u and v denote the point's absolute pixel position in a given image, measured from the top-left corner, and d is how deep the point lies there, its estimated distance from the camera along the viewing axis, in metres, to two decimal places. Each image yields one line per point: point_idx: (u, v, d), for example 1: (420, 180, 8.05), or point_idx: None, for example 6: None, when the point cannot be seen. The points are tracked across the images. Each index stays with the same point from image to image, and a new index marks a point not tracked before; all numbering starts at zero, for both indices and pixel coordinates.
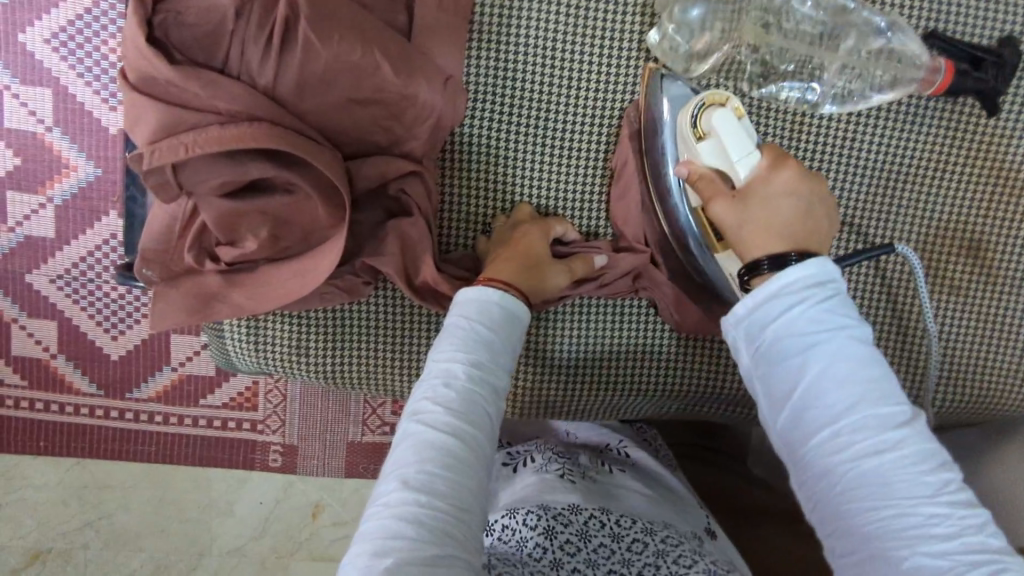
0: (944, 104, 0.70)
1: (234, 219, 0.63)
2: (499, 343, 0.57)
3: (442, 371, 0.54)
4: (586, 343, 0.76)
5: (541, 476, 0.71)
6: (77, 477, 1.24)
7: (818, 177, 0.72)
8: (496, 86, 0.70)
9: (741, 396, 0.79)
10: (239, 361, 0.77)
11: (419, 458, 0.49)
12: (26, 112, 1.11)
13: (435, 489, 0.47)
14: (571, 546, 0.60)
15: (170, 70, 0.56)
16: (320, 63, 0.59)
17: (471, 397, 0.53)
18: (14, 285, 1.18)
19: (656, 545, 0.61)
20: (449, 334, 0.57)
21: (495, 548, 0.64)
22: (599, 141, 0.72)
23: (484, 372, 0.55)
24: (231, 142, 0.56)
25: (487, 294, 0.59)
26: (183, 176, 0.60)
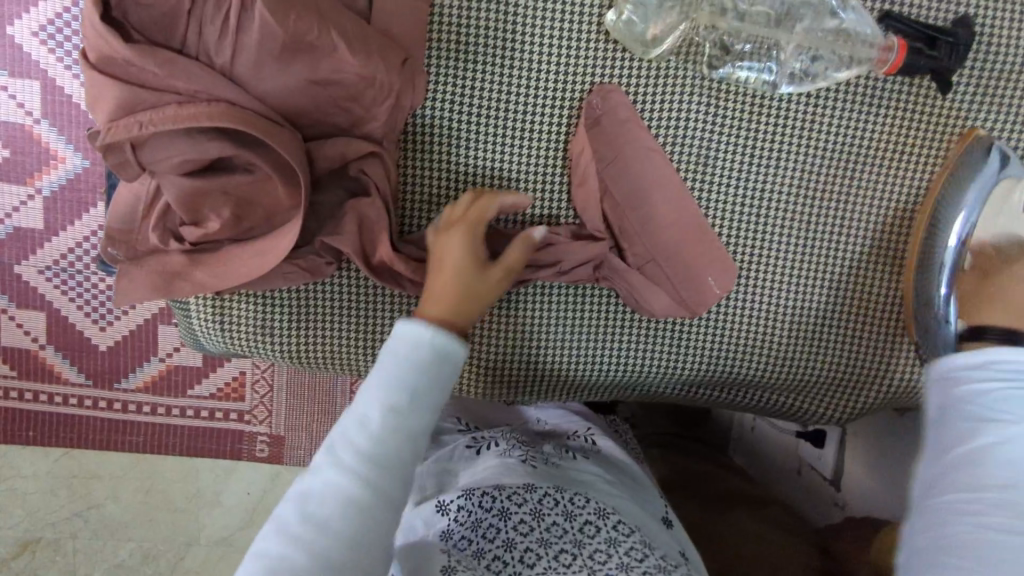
0: (900, 83, 0.71)
1: (197, 199, 0.63)
2: (424, 380, 0.61)
3: (360, 421, 0.58)
4: (546, 327, 0.78)
5: (502, 460, 0.71)
6: (67, 467, 1.25)
7: (776, 158, 0.73)
8: (457, 67, 0.71)
9: (701, 379, 0.80)
10: (206, 338, 0.77)
11: (319, 505, 0.54)
12: (13, 104, 1.12)
13: (329, 548, 0.53)
14: (526, 527, 0.62)
15: (128, 51, 0.57)
16: (277, 43, 0.60)
17: (382, 446, 0.57)
18: (1, 277, 1.19)
19: (606, 530, 0.62)
20: (378, 374, 0.60)
21: (450, 534, 0.63)
22: (561, 119, 0.73)
23: (395, 423, 0.58)
24: (188, 121, 0.58)
25: (417, 333, 0.62)
26: (142, 155, 0.60)
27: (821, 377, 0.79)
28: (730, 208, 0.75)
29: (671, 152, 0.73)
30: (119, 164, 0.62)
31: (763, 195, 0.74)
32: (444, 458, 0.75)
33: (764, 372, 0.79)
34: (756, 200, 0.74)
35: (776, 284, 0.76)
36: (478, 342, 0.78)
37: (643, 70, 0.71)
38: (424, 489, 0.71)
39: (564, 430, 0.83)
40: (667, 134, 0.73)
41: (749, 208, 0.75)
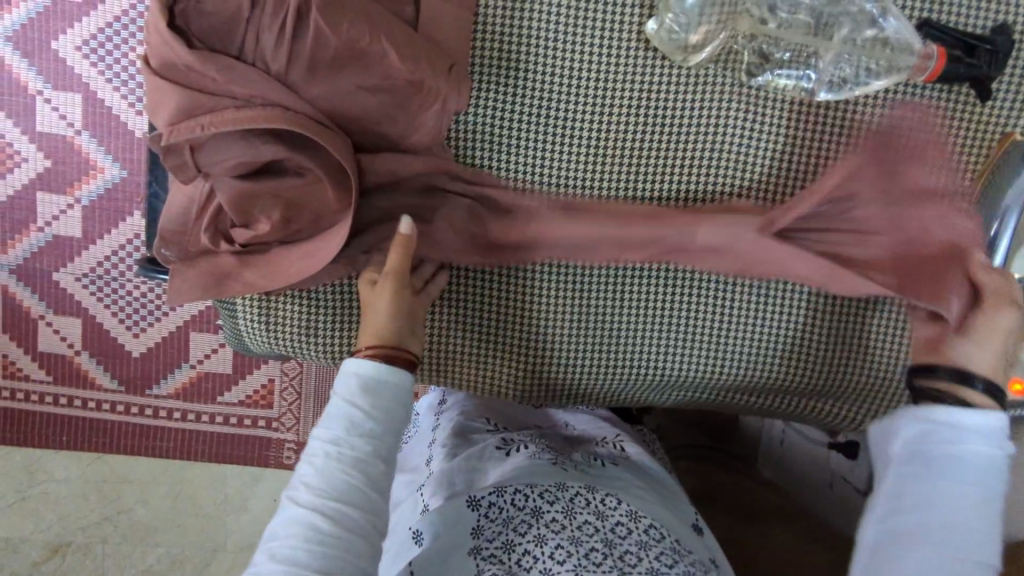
0: (939, 88, 0.71)
1: (248, 200, 0.66)
2: (366, 399, 0.61)
3: (322, 450, 0.58)
4: (595, 321, 0.78)
5: (533, 459, 0.72)
6: (98, 472, 1.28)
7: (811, 163, 0.74)
8: (500, 76, 0.73)
9: (713, 382, 0.81)
10: (250, 342, 0.79)
11: (289, 533, 0.55)
12: (56, 117, 1.16)
13: (297, 559, 0.54)
14: (557, 525, 0.64)
15: (189, 55, 0.59)
16: (331, 50, 0.63)
17: (350, 480, 0.57)
18: (40, 283, 1.23)
19: (638, 532, 0.63)
20: (331, 409, 0.61)
21: (482, 530, 0.65)
22: (601, 125, 0.74)
23: (344, 449, 0.58)
24: (247, 122, 0.60)
25: (352, 367, 0.63)
26: (200, 157, 0.63)
27: (871, 384, 0.78)
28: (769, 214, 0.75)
29: (711, 158, 0.74)
30: (176, 166, 0.64)
31: None
32: (473, 455, 0.74)
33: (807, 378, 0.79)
34: None
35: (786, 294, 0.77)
36: (529, 333, 0.79)
37: (684, 78, 0.72)
38: (451, 486, 0.70)
39: (591, 437, 0.84)
40: (705, 141, 0.74)
41: None
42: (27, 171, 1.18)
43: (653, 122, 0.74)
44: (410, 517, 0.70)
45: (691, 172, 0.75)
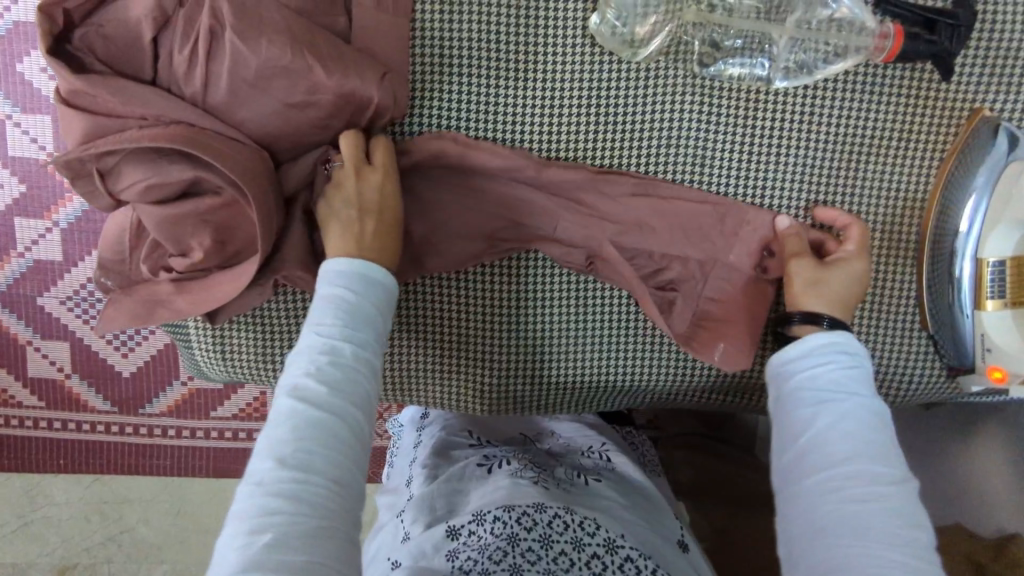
0: (902, 68, 0.68)
1: (168, 225, 0.63)
2: (362, 306, 0.56)
3: (327, 345, 0.53)
4: (542, 343, 0.77)
5: (513, 480, 0.69)
6: (98, 492, 1.27)
7: (773, 153, 0.71)
8: (440, 83, 0.70)
9: (639, 383, 0.78)
10: (209, 369, 0.77)
11: (298, 434, 0.48)
12: (27, 140, 1.12)
13: (312, 464, 0.47)
14: (533, 555, 0.59)
15: (77, 79, 0.58)
16: (250, 70, 0.60)
17: (355, 377, 0.52)
18: (23, 305, 1.20)
19: (614, 565, 0.60)
20: (323, 305, 0.55)
21: (457, 553, 0.61)
22: (551, 127, 0.71)
23: (358, 346, 0.54)
24: (147, 140, 0.59)
25: (343, 266, 0.58)
26: (110, 181, 0.62)
27: None
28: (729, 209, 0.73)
29: (665, 154, 0.72)
30: (89, 191, 0.63)
31: (766, 191, 0.72)
32: (454, 476, 0.72)
33: None
34: (757, 198, 0.72)
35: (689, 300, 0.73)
36: (474, 366, 0.78)
37: (633, 72, 0.69)
38: (432, 511, 0.68)
39: (574, 448, 0.81)
40: (660, 137, 0.71)
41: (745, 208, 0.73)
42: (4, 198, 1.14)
43: (604, 121, 0.71)
44: (388, 547, 0.68)
45: (645, 170, 0.72)
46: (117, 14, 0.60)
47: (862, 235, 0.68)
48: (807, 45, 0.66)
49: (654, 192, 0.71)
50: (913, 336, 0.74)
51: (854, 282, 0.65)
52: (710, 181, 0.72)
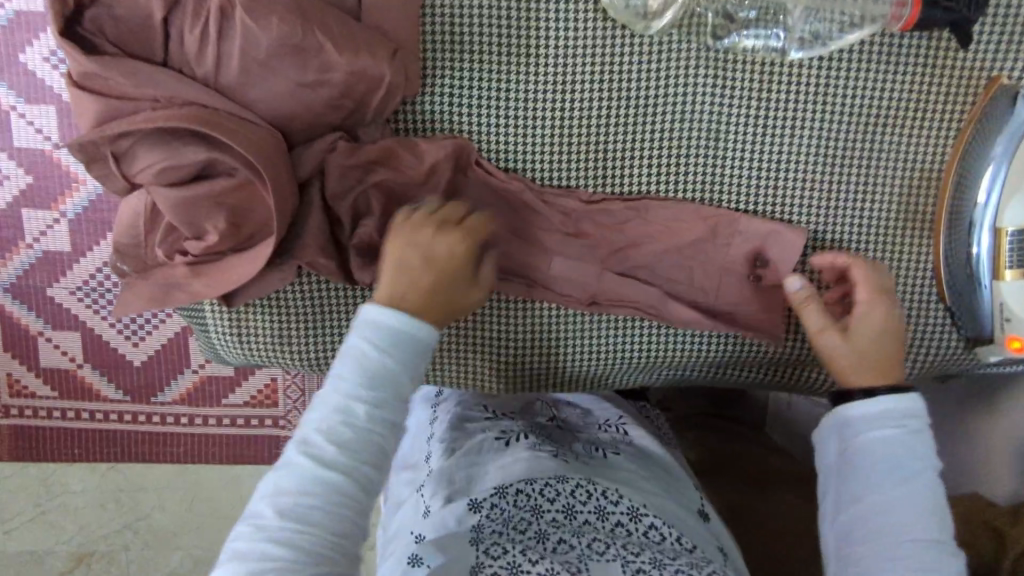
0: (918, 36, 0.67)
1: (184, 208, 0.63)
2: (387, 366, 0.58)
3: (341, 406, 0.56)
4: (558, 326, 0.77)
5: (534, 453, 0.70)
6: (112, 481, 1.28)
7: (788, 126, 0.71)
8: (452, 61, 0.70)
9: (642, 362, 0.78)
10: (225, 353, 0.77)
11: (298, 489, 0.54)
12: (32, 131, 1.12)
13: (310, 517, 0.53)
14: (556, 524, 0.63)
15: (89, 62, 0.58)
16: (262, 49, 0.60)
17: (370, 436, 0.56)
18: (35, 297, 1.20)
19: (639, 534, 0.63)
20: (349, 363, 0.57)
21: (482, 527, 0.62)
22: (564, 104, 0.71)
23: (381, 408, 0.57)
24: (161, 120, 0.58)
25: (380, 315, 0.59)
26: (125, 165, 0.62)
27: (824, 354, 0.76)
28: (742, 183, 0.73)
29: (680, 129, 0.71)
30: (103, 176, 0.63)
31: (781, 165, 0.72)
32: (472, 450, 0.72)
33: (801, 351, 0.77)
34: (772, 172, 0.72)
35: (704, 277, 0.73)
36: (500, 345, 0.77)
37: (646, 46, 0.69)
38: (451, 484, 0.68)
39: (591, 422, 0.82)
40: (674, 113, 0.71)
41: (760, 182, 0.72)
42: (9, 189, 1.14)
43: (616, 98, 0.71)
44: (411, 521, 0.68)
45: (659, 147, 0.72)
46: None
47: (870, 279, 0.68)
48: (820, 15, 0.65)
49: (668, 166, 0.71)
50: (930, 309, 0.74)
51: (883, 334, 0.66)
52: (724, 155, 0.72)
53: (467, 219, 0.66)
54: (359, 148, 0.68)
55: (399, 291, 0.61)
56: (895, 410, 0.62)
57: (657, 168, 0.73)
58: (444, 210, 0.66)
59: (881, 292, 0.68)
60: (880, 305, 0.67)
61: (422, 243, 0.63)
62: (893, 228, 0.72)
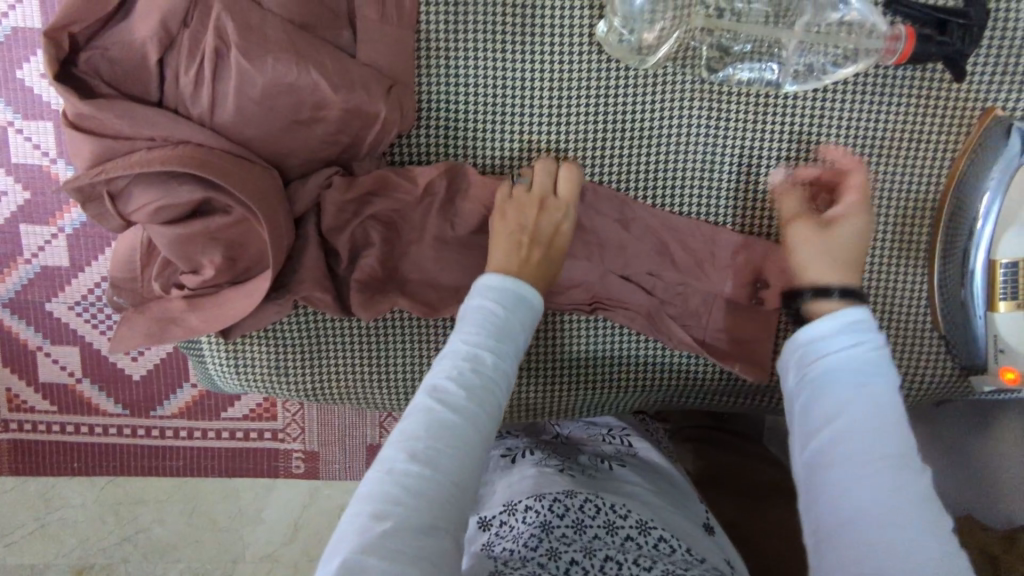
0: (912, 69, 0.68)
1: (182, 245, 0.63)
2: (511, 329, 0.59)
3: (468, 355, 0.55)
4: (552, 357, 0.77)
5: (540, 469, 0.70)
6: (112, 495, 1.28)
7: (783, 154, 0.71)
8: (449, 94, 0.70)
9: (637, 389, 0.79)
10: (223, 382, 0.77)
11: (431, 429, 0.50)
12: (30, 147, 1.12)
13: (438, 461, 0.49)
14: (567, 539, 0.58)
15: (84, 104, 0.58)
16: (257, 89, 0.60)
17: (490, 385, 0.55)
18: (33, 313, 1.20)
19: (648, 546, 0.59)
20: (474, 320, 0.58)
21: (492, 545, 0.60)
22: (560, 135, 0.72)
23: (503, 363, 0.57)
24: (155, 162, 0.58)
25: (501, 281, 0.62)
26: (120, 205, 0.62)
27: None
28: (737, 212, 0.73)
29: (676, 158, 0.72)
30: (98, 214, 0.63)
31: (777, 193, 0.72)
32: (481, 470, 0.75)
33: None
34: (767, 201, 0.72)
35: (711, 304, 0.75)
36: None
37: (640, 80, 0.70)
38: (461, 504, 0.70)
39: (594, 434, 0.82)
40: (669, 144, 0.71)
41: (756, 210, 0.73)
42: (7, 206, 1.14)
43: (612, 130, 0.71)
44: None
45: (654, 176, 0.73)
46: (121, 34, 0.59)
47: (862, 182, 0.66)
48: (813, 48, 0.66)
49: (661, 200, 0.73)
50: (925, 335, 0.74)
51: (857, 236, 0.64)
52: (719, 182, 0.72)
53: (558, 190, 0.69)
54: (354, 182, 0.68)
55: (512, 266, 0.64)
56: (855, 323, 0.55)
57: (653, 196, 0.73)
58: (534, 185, 0.68)
59: (863, 203, 0.65)
60: (859, 214, 0.64)
61: (527, 222, 0.66)
62: (889, 254, 0.73)
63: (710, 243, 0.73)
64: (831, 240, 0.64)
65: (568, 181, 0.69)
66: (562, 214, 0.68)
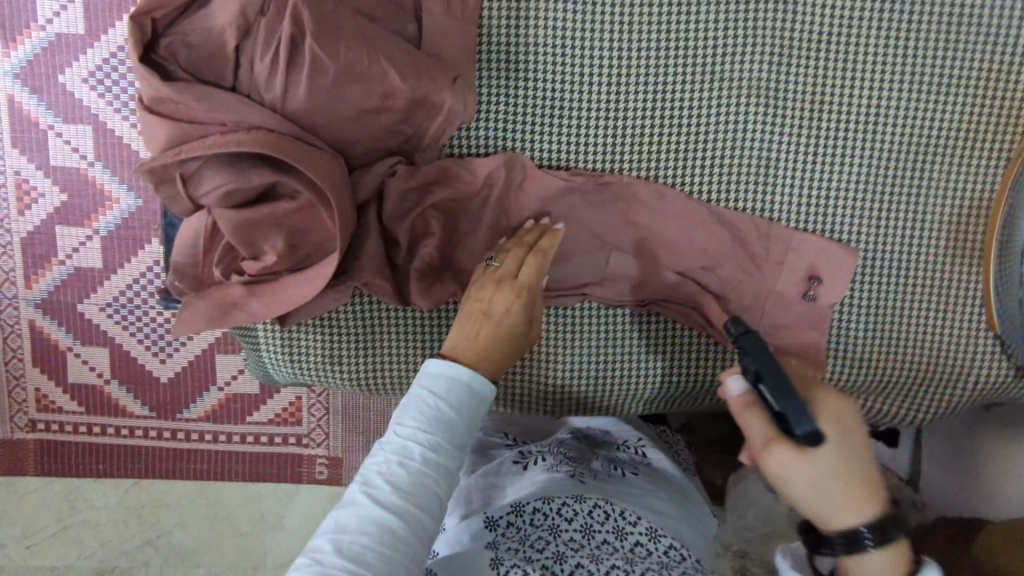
0: (965, 69, 0.70)
1: (249, 230, 0.65)
2: (453, 418, 0.58)
3: (399, 447, 0.55)
4: (607, 352, 0.77)
5: (551, 474, 0.70)
6: (137, 497, 1.27)
7: (839, 148, 0.72)
8: (510, 86, 0.71)
9: (688, 386, 0.78)
10: (276, 372, 0.78)
11: (361, 527, 0.51)
12: (69, 150, 1.14)
13: (365, 561, 0.49)
14: (575, 543, 0.60)
15: (166, 87, 0.59)
16: (330, 76, 0.61)
17: (423, 481, 0.54)
18: (65, 314, 1.20)
19: (657, 554, 0.61)
20: (414, 409, 0.57)
21: (498, 542, 0.61)
22: (618, 127, 0.72)
23: (441, 455, 0.56)
24: (230, 144, 0.60)
25: (442, 367, 0.60)
26: (191, 188, 0.63)
27: (876, 378, 0.76)
28: (794, 204, 0.73)
29: (734, 151, 0.72)
30: (169, 197, 0.64)
31: (833, 187, 0.73)
32: (491, 472, 0.73)
33: (853, 378, 0.76)
34: (823, 197, 0.73)
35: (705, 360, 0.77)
36: (544, 367, 0.78)
37: (701, 73, 0.71)
38: (469, 504, 0.69)
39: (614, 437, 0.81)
40: (727, 137, 0.72)
41: (813, 202, 0.73)
42: (44, 207, 1.16)
43: (669, 125, 0.72)
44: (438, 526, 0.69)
45: (712, 169, 0.73)
46: (200, 20, 0.61)
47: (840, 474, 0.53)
48: (851, 50, 0.70)
49: (716, 194, 0.74)
50: (979, 335, 0.74)
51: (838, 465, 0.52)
52: (776, 177, 0.73)
53: (522, 274, 0.65)
54: (416, 171, 0.69)
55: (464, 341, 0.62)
56: None
57: (711, 188, 0.73)
58: (501, 267, 0.66)
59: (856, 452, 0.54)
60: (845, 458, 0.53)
61: (482, 298, 0.65)
62: (943, 251, 0.73)
63: (765, 235, 0.73)
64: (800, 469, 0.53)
65: (537, 264, 0.66)
66: (520, 296, 0.64)
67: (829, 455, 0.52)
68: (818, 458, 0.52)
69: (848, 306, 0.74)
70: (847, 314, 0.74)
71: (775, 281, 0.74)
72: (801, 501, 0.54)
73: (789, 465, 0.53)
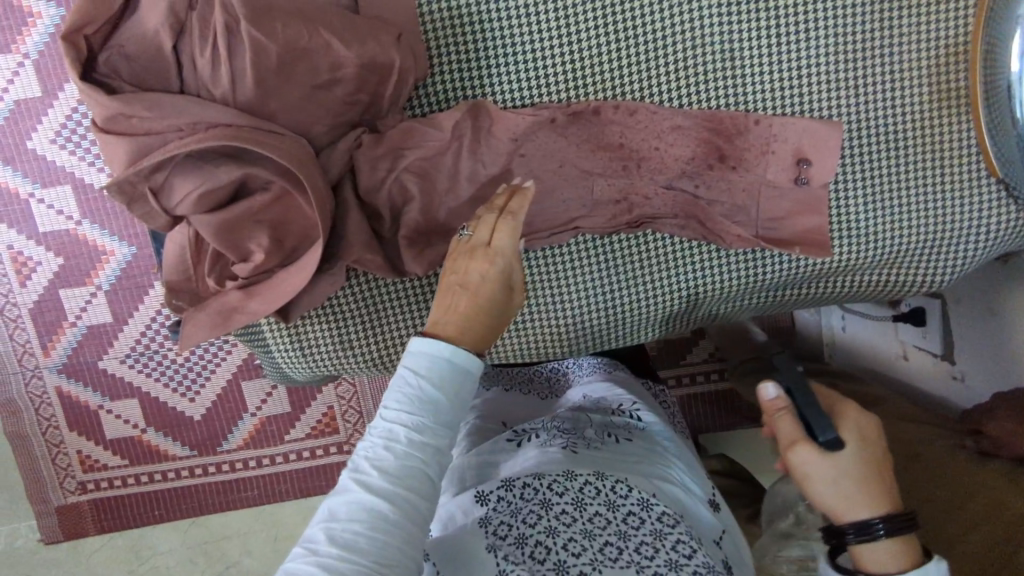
0: None
1: (229, 232, 0.64)
2: (439, 397, 0.53)
3: (386, 431, 0.51)
4: (607, 279, 0.76)
5: (543, 450, 0.64)
6: (197, 535, 1.26)
7: (801, 22, 0.70)
8: (457, 31, 0.70)
9: (695, 295, 0.77)
10: (292, 370, 0.78)
11: (354, 514, 0.47)
12: (54, 214, 1.14)
13: (360, 550, 0.46)
14: (568, 517, 0.55)
15: (113, 102, 0.59)
16: (273, 57, 0.61)
17: (413, 462, 0.50)
18: (90, 374, 1.21)
19: (651, 523, 0.55)
20: (395, 390, 0.52)
21: (491, 520, 0.56)
22: (573, 50, 0.71)
23: (429, 436, 0.51)
24: (189, 145, 0.59)
25: (428, 346, 0.54)
26: (163, 201, 0.63)
27: (883, 249, 0.74)
28: (766, 89, 0.72)
29: (694, 49, 0.71)
30: (146, 215, 0.64)
31: (801, 63, 0.71)
32: (485, 449, 0.68)
33: (860, 254, 0.74)
34: (793, 75, 0.71)
35: (706, 264, 0.76)
36: (549, 306, 0.77)
37: None
38: (463, 483, 0.65)
39: (615, 400, 0.75)
40: (684, 35, 0.70)
41: (785, 83, 0.71)
42: (43, 275, 1.16)
43: (624, 36, 0.70)
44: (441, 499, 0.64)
45: (676, 71, 0.71)
46: (133, 30, 0.60)
47: (862, 492, 0.55)
48: None
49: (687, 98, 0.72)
50: (979, 183, 0.72)
51: (838, 478, 0.55)
52: (742, 65, 0.71)
53: (495, 240, 0.61)
54: (383, 138, 0.69)
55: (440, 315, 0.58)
56: None
57: (679, 91, 0.72)
58: (473, 238, 0.62)
59: (877, 475, 0.56)
60: (866, 475, 0.55)
61: (457, 271, 0.60)
62: (926, 104, 0.71)
63: (745, 127, 0.72)
64: (819, 470, 0.55)
65: (509, 230, 0.61)
66: (494, 266, 0.60)
67: (848, 462, 0.55)
68: (836, 462, 0.55)
69: (841, 180, 0.73)
70: (841, 189, 0.73)
71: (764, 174, 0.73)
72: (818, 499, 0.56)
73: (811, 462, 0.55)
